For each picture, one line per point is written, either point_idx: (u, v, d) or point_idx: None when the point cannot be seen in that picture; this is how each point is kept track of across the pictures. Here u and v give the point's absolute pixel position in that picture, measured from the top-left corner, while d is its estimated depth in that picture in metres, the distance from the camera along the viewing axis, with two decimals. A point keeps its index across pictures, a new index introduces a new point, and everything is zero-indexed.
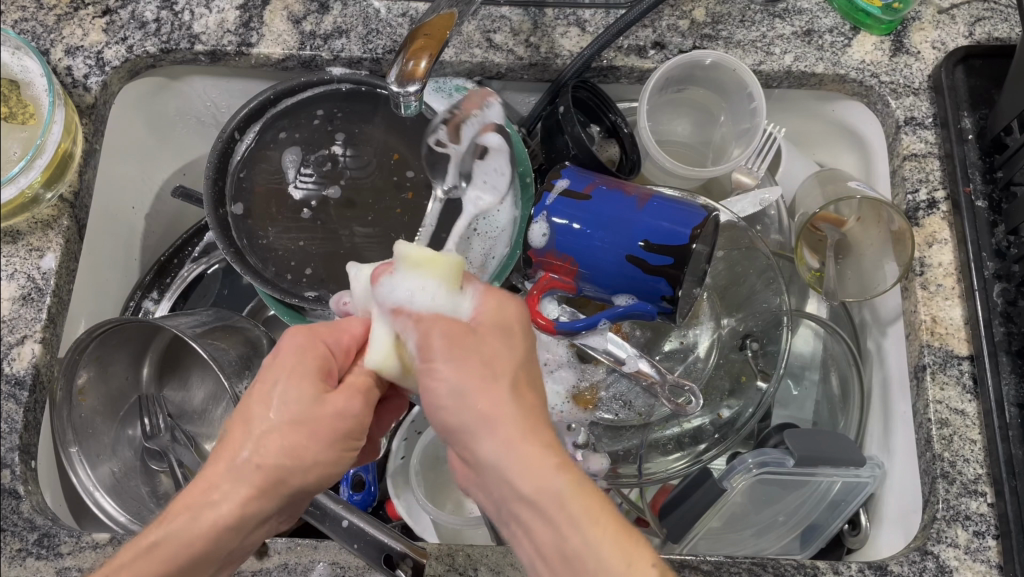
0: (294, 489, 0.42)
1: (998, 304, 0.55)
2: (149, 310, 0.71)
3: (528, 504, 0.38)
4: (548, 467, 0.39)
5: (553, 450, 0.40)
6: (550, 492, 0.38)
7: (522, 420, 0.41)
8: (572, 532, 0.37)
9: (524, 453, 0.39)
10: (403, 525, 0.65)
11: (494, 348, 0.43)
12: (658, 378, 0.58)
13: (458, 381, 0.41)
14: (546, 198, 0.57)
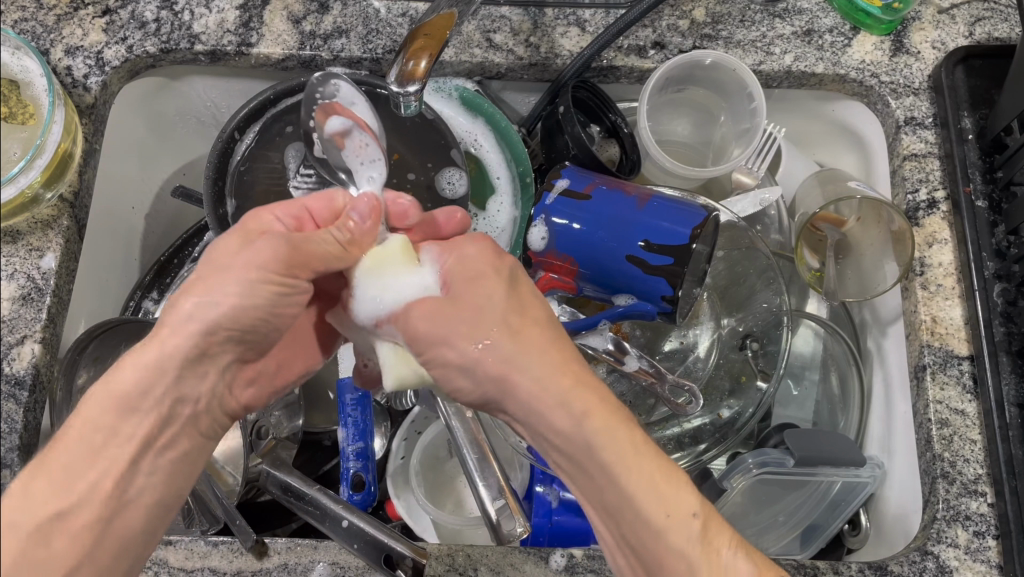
0: (178, 349, 0.40)
1: (998, 304, 0.55)
2: (148, 310, 0.71)
3: (568, 449, 0.42)
4: (581, 416, 0.41)
5: (578, 393, 0.42)
6: (584, 440, 0.41)
7: (548, 372, 0.42)
8: (610, 475, 0.41)
9: (556, 404, 0.41)
10: (403, 525, 0.65)
11: (489, 304, 0.43)
12: (658, 378, 0.59)
13: (468, 353, 0.42)
14: (546, 198, 0.58)
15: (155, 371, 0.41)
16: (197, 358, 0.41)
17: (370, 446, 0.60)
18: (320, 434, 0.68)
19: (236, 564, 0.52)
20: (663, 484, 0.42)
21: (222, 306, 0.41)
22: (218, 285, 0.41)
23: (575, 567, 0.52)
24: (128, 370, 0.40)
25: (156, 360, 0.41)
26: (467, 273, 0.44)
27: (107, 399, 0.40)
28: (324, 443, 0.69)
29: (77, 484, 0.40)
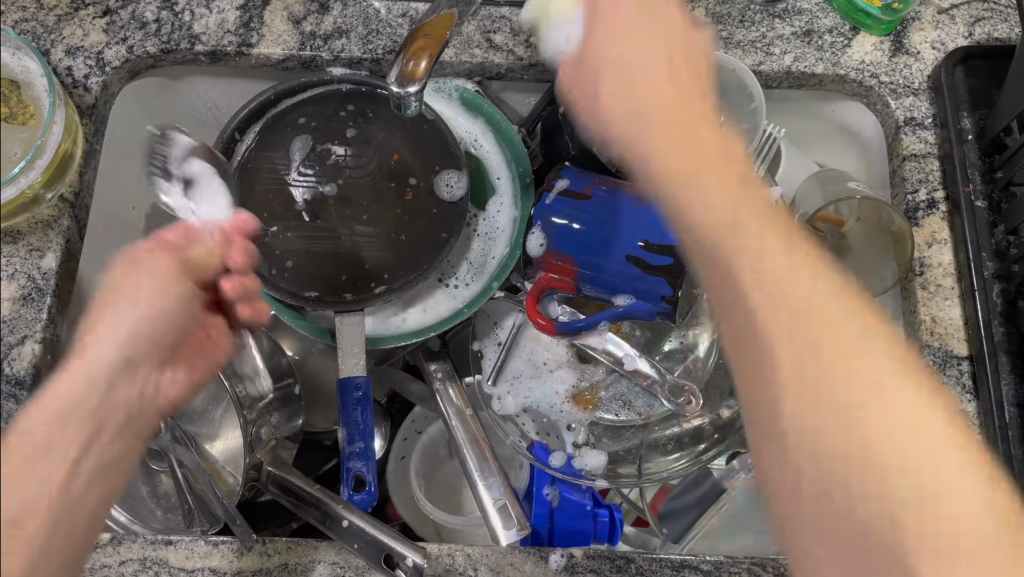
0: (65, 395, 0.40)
1: (998, 305, 0.55)
2: None
3: (731, 271, 0.37)
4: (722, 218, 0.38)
5: (725, 197, 0.38)
6: (770, 280, 0.36)
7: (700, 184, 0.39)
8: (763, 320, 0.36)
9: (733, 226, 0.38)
10: (403, 525, 0.66)
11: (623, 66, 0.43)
12: (659, 378, 0.60)
13: (626, 125, 0.42)
14: (545, 198, 0.59)
15: (90, 380, 0.41)
16: (122, 365, 0.43)
17: (370, 446, 0.58)
18: (321, 433, 0.68)
19: (236, 564, 0.52)
20: (848, 366, 0.34)
21: (150, 316, 0.44)
22: (136, 301, 0.44)
23: (576, 567, 0.52)
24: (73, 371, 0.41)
25: (85, 368, 0.41)
26: (633, 68, 0.42)
27: (51, 407, 0.40)
28: (325, 442, 0.69)
29: (21, 485, 0.38)
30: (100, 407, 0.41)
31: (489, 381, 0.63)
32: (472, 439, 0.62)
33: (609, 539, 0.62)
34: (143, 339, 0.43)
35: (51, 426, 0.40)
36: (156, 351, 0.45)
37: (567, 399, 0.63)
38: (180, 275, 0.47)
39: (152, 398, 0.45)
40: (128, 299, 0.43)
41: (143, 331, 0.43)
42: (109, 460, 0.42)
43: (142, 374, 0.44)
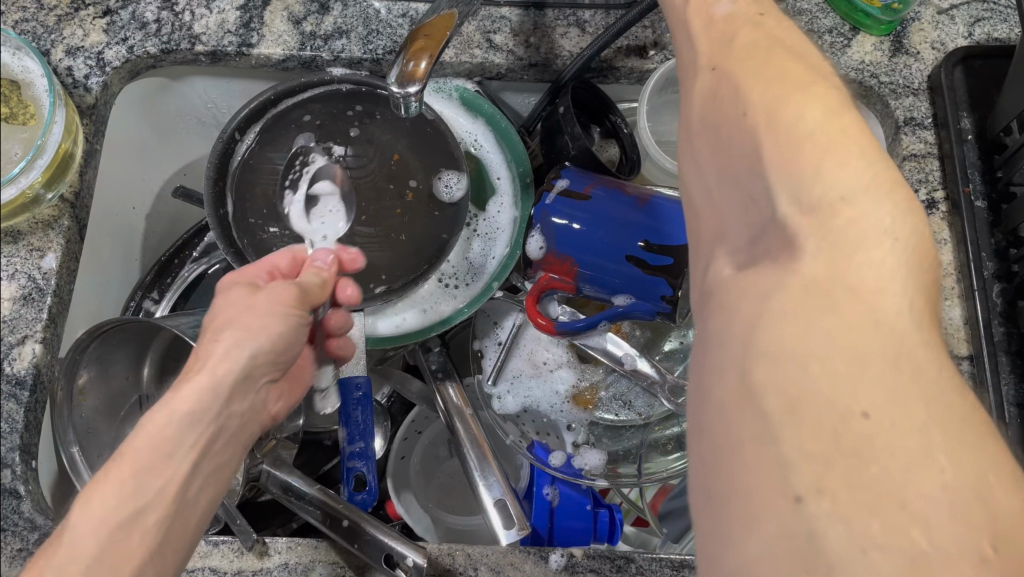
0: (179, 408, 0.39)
1: (997, 305, 0.55)
2: (149, 310, 0.71)
3: (736, 130, 0.30)
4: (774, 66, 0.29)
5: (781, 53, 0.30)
6: (809, 127, 0.27)
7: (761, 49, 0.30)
8: (807, 155, 0.27)
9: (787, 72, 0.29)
10: (403, 525, 0.65)
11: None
12: (658, 378, 0.58)
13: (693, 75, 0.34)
14: (545, 197, 0.58)
15: (204, 401, 0.40)
16: (246, 377, 0.43)
17: (370, 446, 0.60)
18: (321, 433, 0.69)
19: (236, 564, 0.52)
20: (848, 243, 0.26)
21: (262, 342, 0.43)
22: (256, 327, 0.43)
23: (576, 567, 0.53)
24: (194, 385, 0.40)
25: (213, 374, 0.41)
26: None
27: (172, 417, 0.39)
28: (325, 442, 0.69)
29: (138, 493, 0.37)
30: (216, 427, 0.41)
31: (489, 381, 0.63)
32: (469, 440, 0.61)
33: (609, 538, 0.62)
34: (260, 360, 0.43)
35: (165, 442, 0.38)
36: (268, 369, 0.45)
37: (568, 399, 0.63)
38: (297, 304, 0.47)
39: (260, 410, 0.45)
40: (248, 326, 0.43)
41: (249, 355, 0.42)
42: (212, 478, 0.41)
43: (252, 391, 0.44)
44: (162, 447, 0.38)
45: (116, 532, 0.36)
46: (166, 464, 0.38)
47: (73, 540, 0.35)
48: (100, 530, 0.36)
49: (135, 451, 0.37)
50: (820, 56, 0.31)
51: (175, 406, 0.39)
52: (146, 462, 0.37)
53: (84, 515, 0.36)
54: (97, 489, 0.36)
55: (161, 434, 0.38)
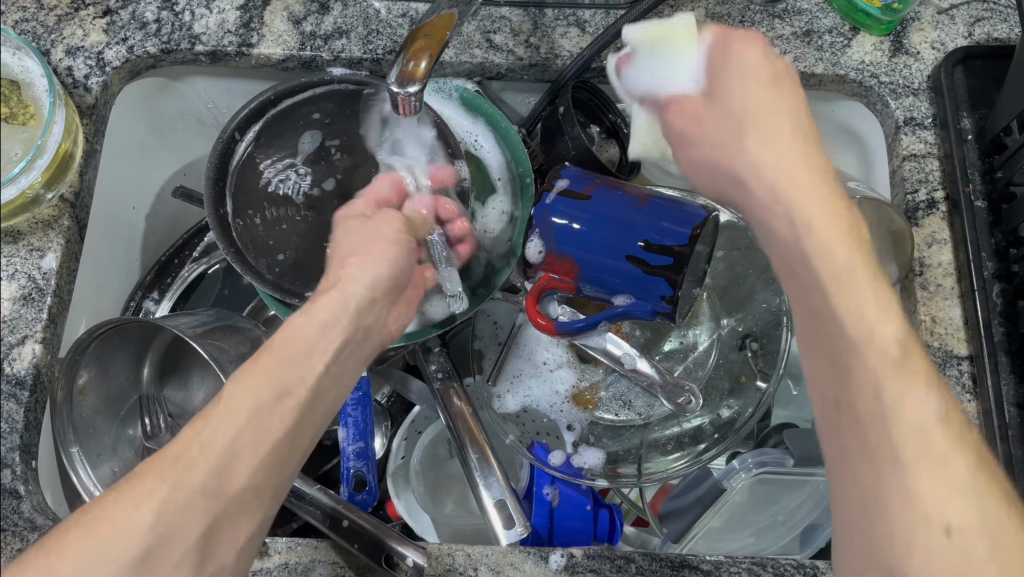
0: (306, 329, 0.42)
1: (997, 305, 0.55)
2: (149, 310, 0.72)
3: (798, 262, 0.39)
4: (850, 274, 0.37)
5: (857, 257, 0.37)
6: (853, 289, 0.36)
7: (833, 232, 0.38)
8: (865, 378, 0.36)
9: (865, 301, 0.36)
10: (403, 525, 0.65)
11: (745, 102, 0.44)
12: (658, 378, 0.59)
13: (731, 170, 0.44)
14: (546, 197, 0.58)
15: (327, 317, 0.43)
16: (368, 302, 0.45)
17: (370, 446, 0.60)
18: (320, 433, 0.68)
19: None
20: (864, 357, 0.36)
21: (381, 267, 0.46)
22: (372, 253, 0.47)
23: (576, 567, 0.53)
24: (323, 303, 0.43)
25: (341, 293, 0.44)
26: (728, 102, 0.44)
27: (296, 337, 0.42)
28: (325, 442, 0.69)
29: (280, 381, 0.40)
30: (338, 352, 0.43)
31: (489, 381, 0.64)
32: (469, 441, 0.61)
33: (609, 538, 0.62)
34: (377, 285, 0.46)
35: (292, 356, 0.41)
36: (385, 296, 0.47)
37: (568, 399, 0.63)
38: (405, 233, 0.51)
39: (380, 331, 0.47)
40: (367, 254, 0.46)
41: (366, 282, 0.45)
42: (328, 401, 0.43)
43: (373, 315, 0.46)
44: (291, 362, 0.41)
45: (241, 430, 0.39)
46: (292, 377, 0.41)
47: (207, 433, 0.39)
48: (227, 430, 0.39)
49: (268, 359, 0.41)
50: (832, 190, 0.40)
51: (310, 318, 0.42)
52: (275, 373, 0.40)
53: (219, 413, 0.39)
54: (232, 391, 0.39)
55: (291, 348, 0.41)
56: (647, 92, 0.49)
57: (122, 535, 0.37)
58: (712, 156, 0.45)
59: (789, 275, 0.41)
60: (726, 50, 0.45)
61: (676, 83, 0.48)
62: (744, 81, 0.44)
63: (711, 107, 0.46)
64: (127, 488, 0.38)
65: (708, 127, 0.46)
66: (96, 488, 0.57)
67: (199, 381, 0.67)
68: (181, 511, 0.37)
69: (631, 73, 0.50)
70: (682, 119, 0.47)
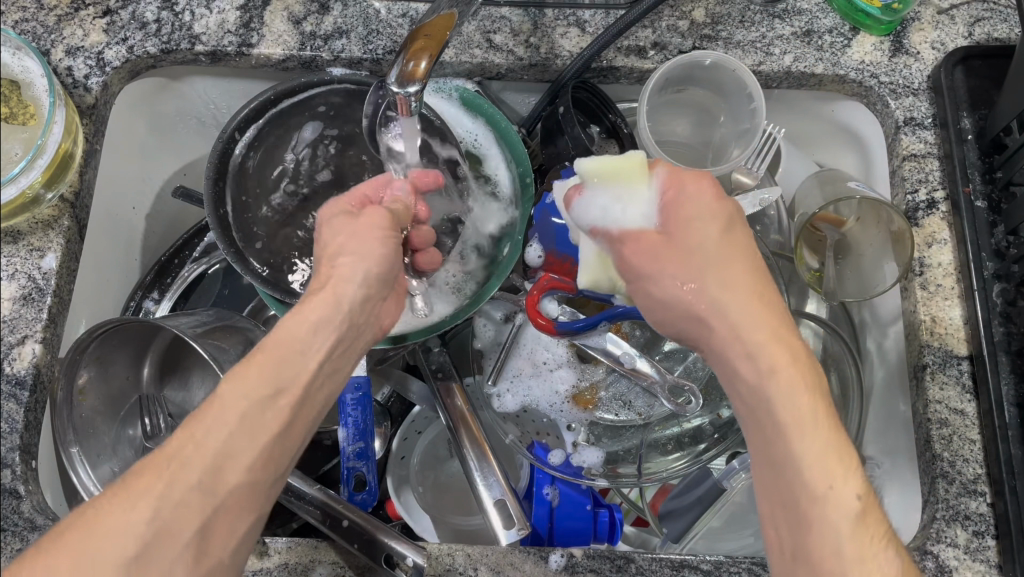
0: (294, 331, 0.42)
1: (998, 305, 0.55)
2: (149, 310, 0.72)
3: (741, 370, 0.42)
4: (790, 395, 0.39)
5: (792, 379, 0.40)
6: (792, 397, 0.39)
7: (768, 348, 0.40)
8: (801, 486, 0.38)
9: (802, 412, 0.39)
10: (403, 525, 0.65)
11: (705, 243, 0.43)
12: (658, 378, 0.58)
13: (678, 290, 0.44)
14: (545, 197, 0.60)
15: (318, 318, 0.42)
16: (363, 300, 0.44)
17: (370, 446, 0.60)
18: (320, 433, 0.68)
19: None
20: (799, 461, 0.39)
21: (373, 266, 0.44)
22: (365, 249, 0.44)
23: (576, 567, 0.53)
24: (314, 305, 0.42)
25: (332, 294, 0.43)
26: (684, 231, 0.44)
27: (287, 339, 0.41)
28: (324, 443, 0.69)
29: (275, 378, 0.41)
30: (329, 351, 0.42)
31: (489, 381, 0.64)
32: (468, 441, 0.61)
33: (609, 538, 0.63)
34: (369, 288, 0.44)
35: (286, 358, 0.41)
36: (377, 299, 0.45)
37: (567, 399, 0.62)
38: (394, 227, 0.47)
39: (375, 325, 0.46)
40: (360, 251, 0.44)
41: (360, 279, 0.44)
42: (320, 400, 0.43)
43: (367, 313, 0.45)
44: (285, 364, 0.41)
45: (236, 431, 0.40)
46: (286, 378, 0.41)
47: (202, 432, 0.39)
48: (223, 430, 0.39)
49: (263, 358, 0.41)
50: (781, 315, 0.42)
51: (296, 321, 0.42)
52: (268, 373, 0.41)
53: (213, 413, 0.40)
54: (230, 388, 0.40)
55: (286, 348, 0.41)
56: (600, 223, 0.48)
57: (120, 531, 0.38)
58: (674, 293, 0.44)
59: (732, 386, 0.43)
60: (680, 188, 0.45)
61: (632, 218, 0.47)
62: (704, 220, 0.44)
63: (667, 245, 0.45)
64: (123, 487, 0.39)
65: (668, 267, 0.44)
66: (96, 488, 0.57)
67: (199, 381, 0.67)
68: (178, 508, 0.38)
69: (581, 205, 0.49)
70: (638, 250, 0.46)
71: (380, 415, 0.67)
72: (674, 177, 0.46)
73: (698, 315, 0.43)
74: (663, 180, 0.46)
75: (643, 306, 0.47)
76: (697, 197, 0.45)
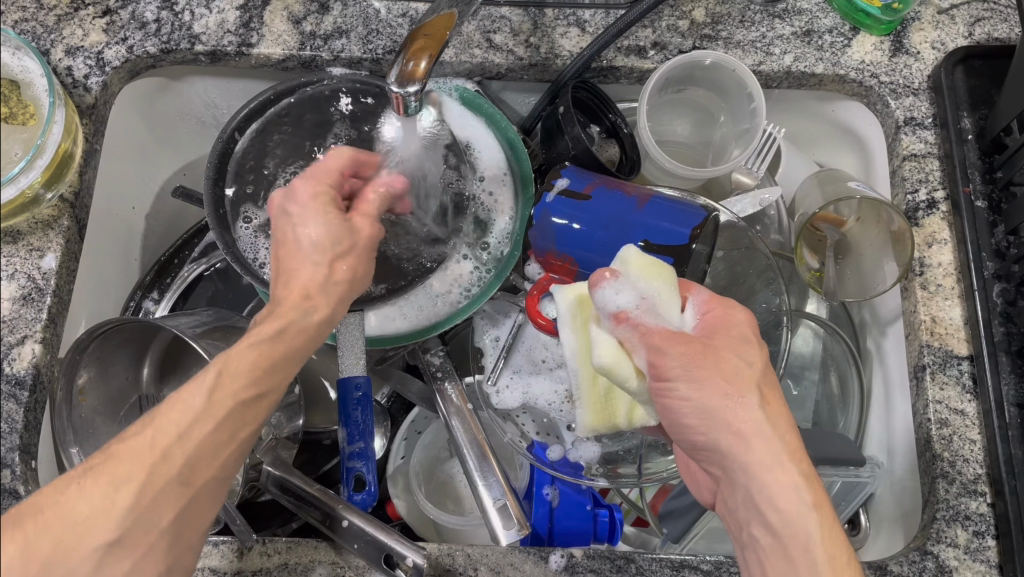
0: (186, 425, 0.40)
1: (998, 305, 0.55)
2: (148, 310, 0.72)
3: (759, 493, 0.42)
4: (808, 517, 0.40)
5: (823, 519, 0.41)
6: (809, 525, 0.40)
7: (787, 467, 0.42)
8: None
9: (816, 533, 0.40)
10: (402, 525, 0.67)
11: (734, 354, 0.44)
12: None
13: (707, 396, 0.43)
14: (545, 197, 0.58)
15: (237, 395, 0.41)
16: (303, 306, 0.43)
17: (370, 446, 0.58)
18: (320, 433, 0.68)
19: (236, 564, 0.52)
20: None
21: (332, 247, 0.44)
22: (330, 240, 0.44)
23: (575, 567, 0.52)
24: (240, 355, 0.41)
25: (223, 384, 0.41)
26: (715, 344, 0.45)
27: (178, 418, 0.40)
28: (325, 442, 0.69)
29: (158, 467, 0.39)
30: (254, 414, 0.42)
31: (489, 381, 0.63)
32: (467, 441, 0.60)
33: (609, 538, 0.63)
34: (304, 340, 0.43)
35: (209, 427, 0.40)
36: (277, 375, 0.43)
37: (567, 399, 0.60)
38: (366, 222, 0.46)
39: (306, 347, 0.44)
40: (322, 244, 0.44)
41: (291, 336, 0.42)
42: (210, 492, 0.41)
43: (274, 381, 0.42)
44: (210, 445, 0.40)
45: (153, 507, 0.39)
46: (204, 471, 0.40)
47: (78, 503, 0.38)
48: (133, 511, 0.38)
49: (172, 426, 0.39)
50: (797, 439, 0.43)
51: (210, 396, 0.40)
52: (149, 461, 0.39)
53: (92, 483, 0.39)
54: (135, 444, 0.39)
55: (211, 415, 0.40)
56: (634, 311, 0.45)
57: None
58: (715, 402, 0.43)
59: (757, 509, 0.42)
60: (722, 309, 0.47)
61: (667, 319, 0.45)
62: (747, 347, 0.45)
63: (706, 352, 0.44)
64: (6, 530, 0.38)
65: (710, 379, 0.43)
66: None
67: None
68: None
69: (611, 289, 0.46)
70: (680, 348, 0.43)
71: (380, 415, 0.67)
72: (715, 303, 0.47)
73: (738, 432, 0.42)
74: (701, 299, 0.48)
75: (663, 407, 0.44)
76: (739, 323, 0.46)
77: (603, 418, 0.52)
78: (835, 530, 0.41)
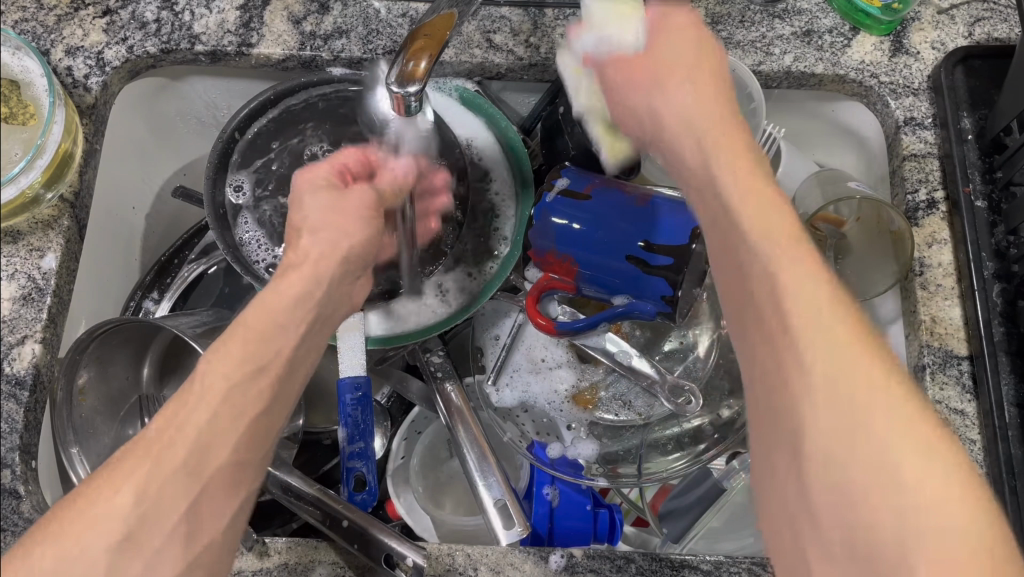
0: (189, 409, 0.39)
1: (998, 305, 0.55)
2: (149, 310, 0.72)
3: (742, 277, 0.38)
4: (805, 300, 0.35)
5: (824, 289, 0.35)
6: (802, 298, 0.35)
7: (778, 249, 0.36)
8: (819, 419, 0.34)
9: (805, 310, 0.35)
10: (403, 525, 0.66)
11: (680, 58, 0.44)
12: (658, 378, 0.59)
13: (662, 103, 0.43)
14: (545, 197, 0.58)
15: (251, 358, 0.40)
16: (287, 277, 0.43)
17: (370, 446, 0.59)
18: (321, 433, 0.68)
19: (236, 564, 0.52)
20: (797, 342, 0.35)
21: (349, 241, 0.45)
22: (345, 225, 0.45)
23: (576, 567, 0.53)
24: (231, 335, 0.41)
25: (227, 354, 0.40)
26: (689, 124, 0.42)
27: (186, 405, 0.39)
28: (325, 442, 0.69)
29: (165, 459, 0.38)
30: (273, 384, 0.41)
31: (489, 381, 0.64)
32: (468, 440, 0.60)
33: (609, 538, 0.63)
34: (288, 310, 0.42)
35: (208, 413, 0.39)
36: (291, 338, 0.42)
37: (567, 399, 0.62)
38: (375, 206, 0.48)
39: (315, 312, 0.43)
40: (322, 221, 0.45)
41: (272, 307, 0.41)
42: (223, 485, 0.39)
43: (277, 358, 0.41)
44: (213, 429, 0.39)
45: (168, 496, 0.37)
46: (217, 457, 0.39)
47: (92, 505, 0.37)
48: (149, 495, 0.37)
49: (174, 417, 0.39)
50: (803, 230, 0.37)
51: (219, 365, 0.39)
52: (152, 455, 0.38)
53: (102, 486, 0.37)
54: (139, 442, 0.38)
55: (209, 402, 0.39)
56: (590, 52, 0.50)
57: None
58: (680, 106, 0.42)
59: (720, 208, 0.39)
60: (692, 120, 0.42)
61: (622, 43, 0.47)
62: (706, 101, 0.42)
63: (642, 66, 0.45)
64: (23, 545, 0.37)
65: (637, 78, 0.45)
66: None
67: None
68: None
69: (580, 37, 0.52)
70: (620, 72, 0.46)
71: (381, 415, 0.67)
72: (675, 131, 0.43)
73: (779, 284, 0.35)
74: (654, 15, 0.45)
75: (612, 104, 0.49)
76: (715, 110, 0.42)
77: (617, 146, 0.56)
78: (848, 327, 0.35)
